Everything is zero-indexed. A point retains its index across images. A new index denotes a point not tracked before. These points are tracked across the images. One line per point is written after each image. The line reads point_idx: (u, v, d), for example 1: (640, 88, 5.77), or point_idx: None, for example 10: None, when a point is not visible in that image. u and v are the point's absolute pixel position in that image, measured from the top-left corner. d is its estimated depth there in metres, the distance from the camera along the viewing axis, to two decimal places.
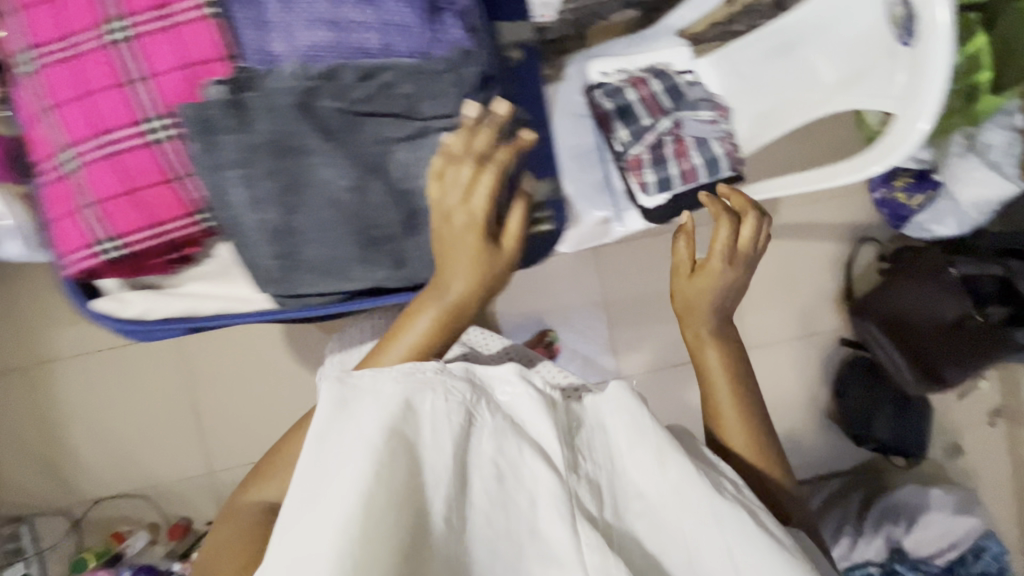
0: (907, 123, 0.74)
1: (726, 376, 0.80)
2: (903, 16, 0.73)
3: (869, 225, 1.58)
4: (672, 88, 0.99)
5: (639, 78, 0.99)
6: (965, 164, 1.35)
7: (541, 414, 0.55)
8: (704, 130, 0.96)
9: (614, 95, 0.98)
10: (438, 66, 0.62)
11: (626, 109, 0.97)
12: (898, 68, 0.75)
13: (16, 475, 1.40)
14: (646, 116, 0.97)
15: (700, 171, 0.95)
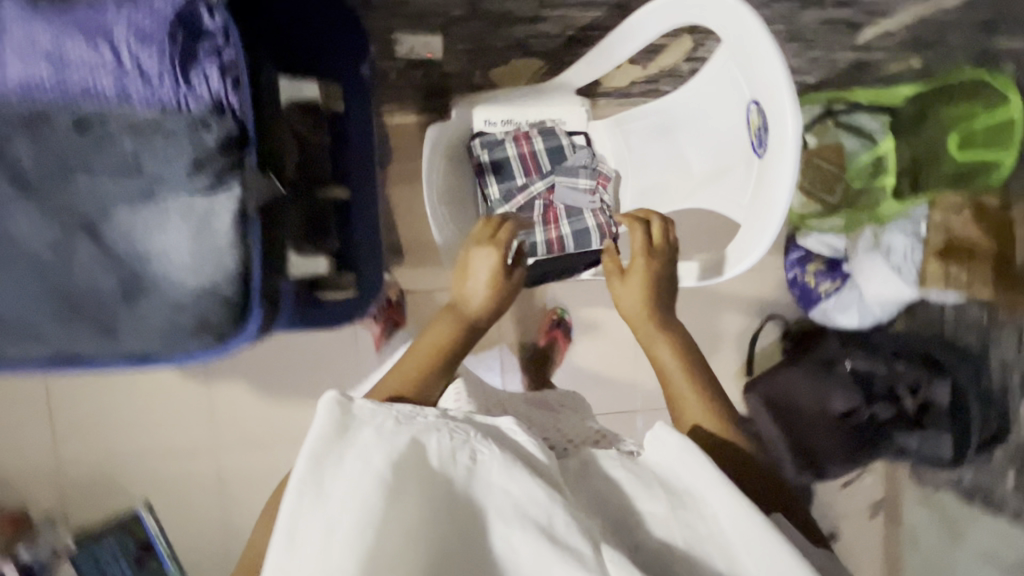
0: (750, 239, 0.72)
1: (675, 356, 0.74)
2: (757, 125, 0.70)
3: (778, 302, 1.56)
4: (555, 148, 0.95)
5: (524, 134, 0.95)
6: (869, 260, 1.32)
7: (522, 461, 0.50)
8: (578, 199, 0.93)
9: (495, 149, 0.95)
10: (168, 111, 0.58)
11: (505, 166, 0.94)
12: (752, 176, 0.73)
13: None
14: (521, 176, 0.94)
15: (569, 242, 0.92)
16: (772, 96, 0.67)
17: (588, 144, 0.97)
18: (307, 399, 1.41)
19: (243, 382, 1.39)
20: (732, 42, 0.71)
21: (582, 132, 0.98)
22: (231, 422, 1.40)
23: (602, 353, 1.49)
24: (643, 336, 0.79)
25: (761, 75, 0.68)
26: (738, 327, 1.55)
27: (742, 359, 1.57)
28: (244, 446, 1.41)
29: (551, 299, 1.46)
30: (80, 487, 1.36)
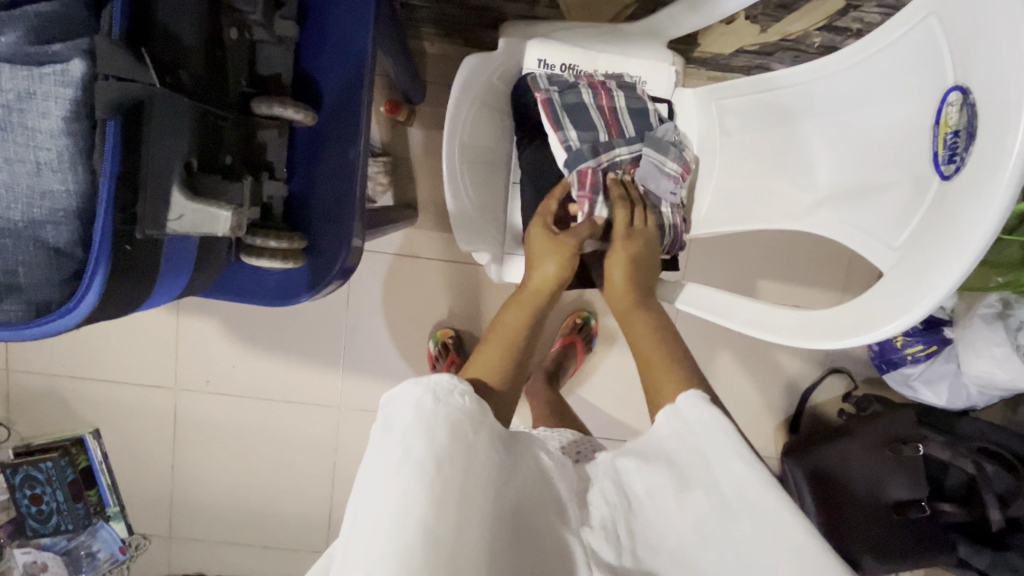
0: (892, 304, 0.48)
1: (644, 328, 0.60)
2: (948, 129, 0.46)
3: (846, 354, 1.31)
4: (639, 111, 0.71)
5: (603, 84, 0.70)
6: (987, 332, 1.04)
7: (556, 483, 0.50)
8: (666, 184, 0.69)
9: (568, 93, 0.69)
10: None
11: (581, 116, 0.68)
12: (918, 205, 0.49)
13: None
14: (603, 132, 0.69)
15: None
16: (992, 82, 0.41)
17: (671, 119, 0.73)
18: (282, 354, 1.25)
19: (216, 322, 1.23)
20: None
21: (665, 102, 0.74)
22: (196, 362, 1.25)
23: (622, 369, 1.28)
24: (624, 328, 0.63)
25: (983, 48, 0.42)
26: (790, 372, 1.31)
27: (786, 411, 1.33)
28: (206, 391, 1.26)
29: (578, 298, 1.24)
30: (28, 397, 1.26)
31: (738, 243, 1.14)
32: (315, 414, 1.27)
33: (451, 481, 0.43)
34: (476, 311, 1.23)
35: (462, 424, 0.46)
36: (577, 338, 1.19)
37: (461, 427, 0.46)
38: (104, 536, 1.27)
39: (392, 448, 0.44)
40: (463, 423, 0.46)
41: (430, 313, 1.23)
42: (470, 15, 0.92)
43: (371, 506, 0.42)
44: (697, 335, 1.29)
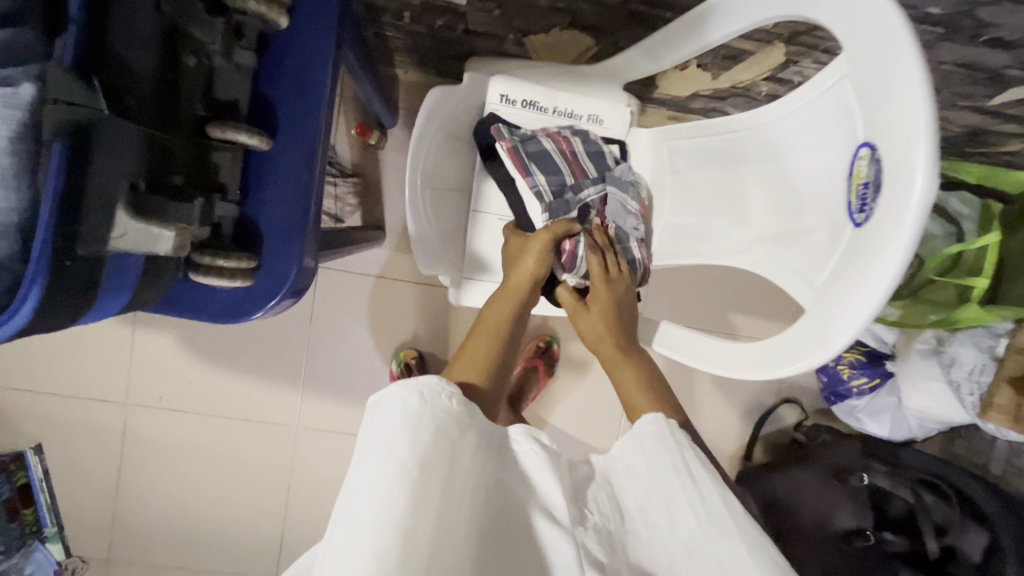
0: (811, 337, 0.52)
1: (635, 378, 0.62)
2: (860, 181, 0.50)
3: (797, 385, 1.36)
4: (596, 153, 0.75)
5: (556, 131, 0.75)
6: (924, 364, 1.11)
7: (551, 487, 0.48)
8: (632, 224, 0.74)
9: (528, 140, 0.73)
10: None
11: (547, 159, 0.72)
12: (835, 247, 0.53)
13: None
14: (570, 175, 0.72)
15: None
16: (896, 146, 0.45)
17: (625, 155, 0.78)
18: (241, 371, 1.23)
19: (174, 336, 1.21)
20: (852, 59, 0.50)
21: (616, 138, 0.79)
22: (150, 377, 1.22)
23: (582, 393, 1.30)
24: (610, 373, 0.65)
25: (887, 109, 0.46)
26: (745, 401, 1.35)
27: (741, 440, 1.36)
28: (159, 407, 1.23)
29: (542, 322, 1.27)
30: None
31: (693, 276, 1.20)
32: (274, 433, 1.25)
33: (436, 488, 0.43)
34: (440, 333, 1.24)
35: (449, 427, 0.47)
36: (538, 362, 1.21)
37: (446, 427, 0.47)
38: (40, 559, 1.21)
39: (381, 451, 0.44)
40: (451, 427, 0.47)
41: (394, 334, 1.24)
42: (441, 47, 0.96)
43: (351, 514, 0.41)
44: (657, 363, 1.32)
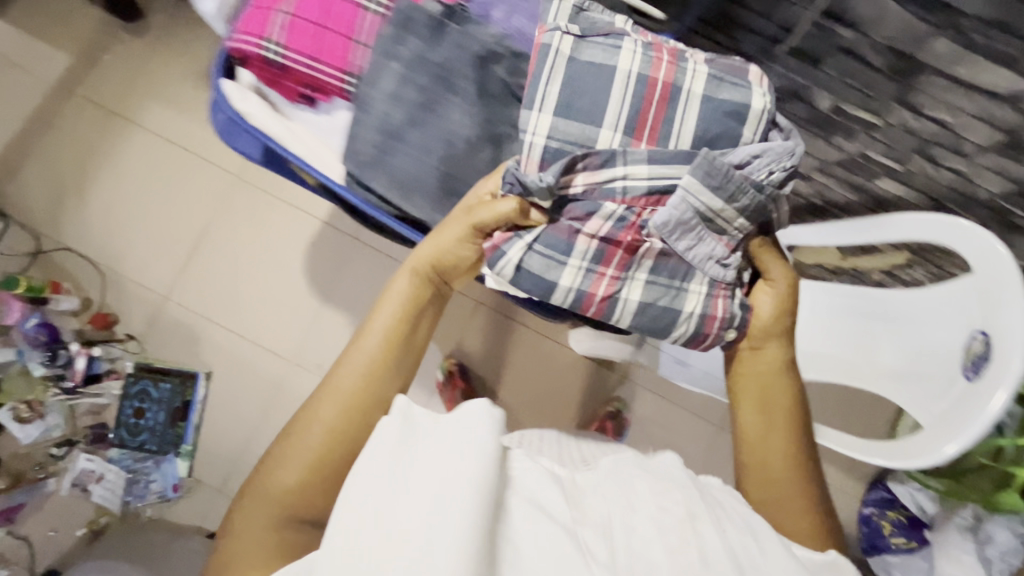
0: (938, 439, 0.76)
1: (785, 442, 0.76)
2: (975, 352, 0.76)
3: None
4: (713, 108, 0.72)
5: (670, 57, 0.74)
6: (960, 540, 1.28)
7: (549, 484, 0.61)
8: (686, 233, 0.69)
9: (602, 59, 0.73)
10: None
11: (602, 98, 0.72)
12: (950, 389, 0.78)
13: (30, 193, 1.44)
14: (612, 123, 0.72)
15: (626, 307, 0.71)
16: (1006, 336, 0.71)
17: (791, 140, 0.70)
18: None
19: (349, 321, 1.46)
20: (977, 276, 0.77)
21: (788, 128, 0.73)
22: (315, 348, 1.46)
23: None
24: (751, 459, 0.76)
25: (1000, 313, 0.73)
26: None
27: None
28: (312, 373, 1.46)
29: (637, 401, 1.50)
30: (169, 325, 1.45)
31: None
32: None
33: (442, 472, 0.55)
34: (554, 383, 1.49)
35: (464, 436, 0.58)
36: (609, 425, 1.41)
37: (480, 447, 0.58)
38: (165, 469, 1.40)
39: (410, 454, 0.58)
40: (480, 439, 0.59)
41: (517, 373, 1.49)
42: None
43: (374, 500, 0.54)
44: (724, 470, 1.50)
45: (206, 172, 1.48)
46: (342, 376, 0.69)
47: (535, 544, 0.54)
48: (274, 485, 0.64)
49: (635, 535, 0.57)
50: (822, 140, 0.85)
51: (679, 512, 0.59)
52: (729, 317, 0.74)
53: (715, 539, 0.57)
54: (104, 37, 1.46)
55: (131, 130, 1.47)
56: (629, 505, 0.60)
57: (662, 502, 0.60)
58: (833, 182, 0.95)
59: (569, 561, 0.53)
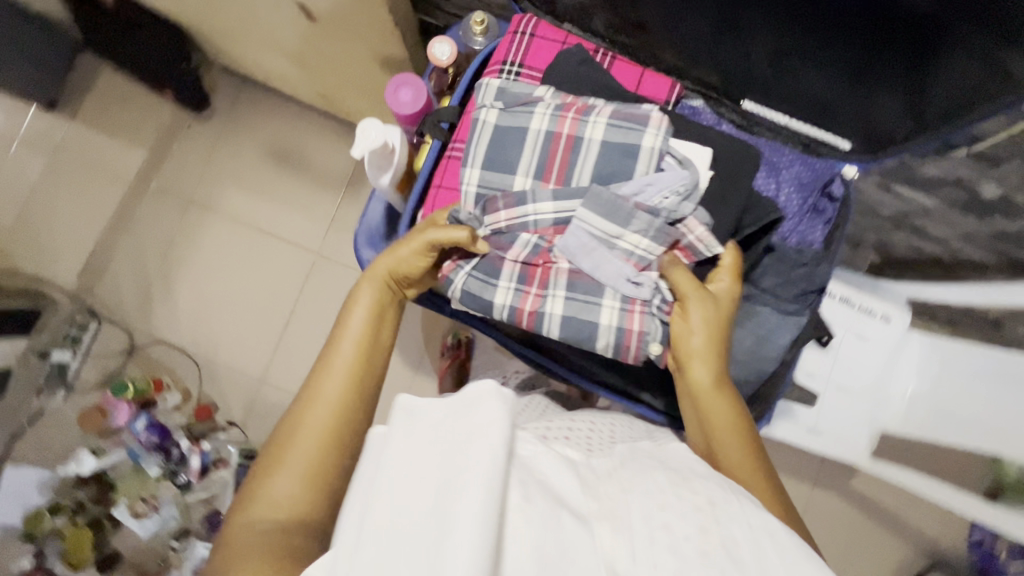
0: None
1: (742, 447, 0.60)
2: None
3: (951, 555, 1.48)
4: (621, 150, 0.62)
5: (576, 112, 0.64)
6: None
7: (561, 468, 0.41)
8: (586, 255, 0.61)
9: (521, 113, 0.66)
10: (801, 254, 0.70)
11: (513, 154, 0.65)
12: None
13: (119, 288, 1.45)
14: (525, 172, 0.65)
15: (553, 324, 0.63)
16: None
17: (684, 170, 0.61)
18: None
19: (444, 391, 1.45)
20: None
21: (681, 156, 0.62)
22: None
23: None
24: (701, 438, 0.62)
25: None
26: (899, 559, 1.48)
27: None
28: None
29: None
30: (266, 410, 1.45)
31: None
32: None
33: (451, 464, 0.34)
34: None
35: (424, 414, 0.39)
36: None
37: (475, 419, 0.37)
38: None
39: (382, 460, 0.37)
40: (475, 413, 0.37)
41: None
42: None
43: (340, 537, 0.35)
44: (824, 505, 1.49)
45: (286, 254, 1.47)
46: (320, 385, 0.60)
47: (506, 518, 0.34)
48: (269, 502, 0.53)
49: (660, 528, 0.37)
50: (975, 218, 0.81)
51: (702, 506, 0.39)
52: (651, 334, 0.62)
53: (746, 540, 0.37)
54: (178, 128, 1.47)
55: (209, 217, 1.47)
56: (643, 497, 0.40)
57: (676, 498, 0.40)
58: (974, 247, 0.90)
59: (555, 528, 0.34)
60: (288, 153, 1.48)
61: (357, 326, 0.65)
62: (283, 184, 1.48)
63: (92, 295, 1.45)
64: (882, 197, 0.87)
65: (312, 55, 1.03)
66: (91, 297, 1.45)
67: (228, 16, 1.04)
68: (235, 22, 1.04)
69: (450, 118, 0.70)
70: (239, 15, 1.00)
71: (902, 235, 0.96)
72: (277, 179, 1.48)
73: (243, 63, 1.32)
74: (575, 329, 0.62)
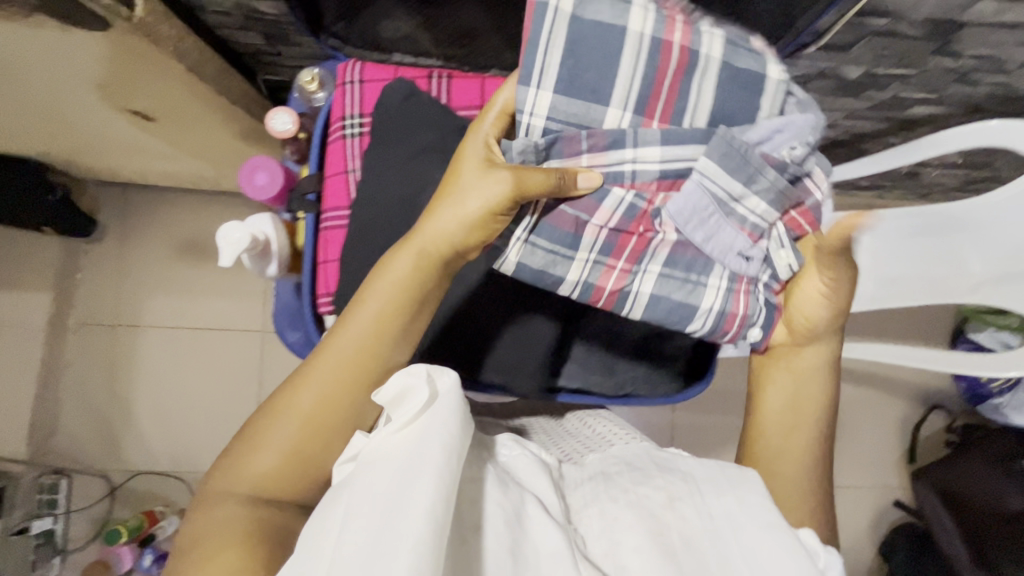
0: None
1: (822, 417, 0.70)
2: None
3: (942, 393, 1.56)
4: (737, 79, 0.59)
5: (685, 20, 0.58)
6: None
7: (539, 474, 0.52)
8: (700, 223, 0.64)
9: (611, 18, 0.58)
10: None
11: (608, 72, 0.58)
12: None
13: (76, 435, 1.39)
14: (618, 105, 0.60)
15: (637, 299, 0.68)
16: None
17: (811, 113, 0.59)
18: None
19: None
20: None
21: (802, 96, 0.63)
22: None
23: None
24: (788, 393, 0.71)
25: None
26: (898, 414, 1.57)
27: (904, 447, 1.57)
28: None
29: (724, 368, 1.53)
30: None
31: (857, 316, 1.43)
32: None
33: (434, 434, 0.43)
34: None
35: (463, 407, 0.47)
36: None
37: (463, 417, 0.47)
38: None
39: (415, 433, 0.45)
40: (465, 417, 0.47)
41: None
42: None
43: (381, 484, 0.42)
44: None
45: (230, 342, 1.43)
46: (321, 358, 0.56)
47: (491, 518, 0.44)
48: (257, 466, 0.53)
49: (616, 525, 0.45)
50: (853, 98, 0.83)
51: (658, 496, 0.47)
52: (754, 315, 0.70)
53: (694, 517, 0.45)
54: (75, 257, 1.40)
55: (141, 334, 1.41)
56: (607, 500, 0.49)
57: (634, 493, 0.48)
58: (863, 121, 0.92)
59: (529, 528, 0.44)
60: (194, 244, 1.41)
61: (379, 294, 0.57)
62: (202, 275, 1.42)
63: (51, 452, 1.38)
64: None
65: (170, 150, 0.98)
66: (51, 454, 1.38)
67: (65, 138, 0.98)
68: (77, 141, 0.98)
69: (312, 186, 0.72)
70: (76, 133, 0.93)
71: None
72: (195, 273, 1.42)
73: (110, 172, 1.25)
74: (664, 300, 0.68)
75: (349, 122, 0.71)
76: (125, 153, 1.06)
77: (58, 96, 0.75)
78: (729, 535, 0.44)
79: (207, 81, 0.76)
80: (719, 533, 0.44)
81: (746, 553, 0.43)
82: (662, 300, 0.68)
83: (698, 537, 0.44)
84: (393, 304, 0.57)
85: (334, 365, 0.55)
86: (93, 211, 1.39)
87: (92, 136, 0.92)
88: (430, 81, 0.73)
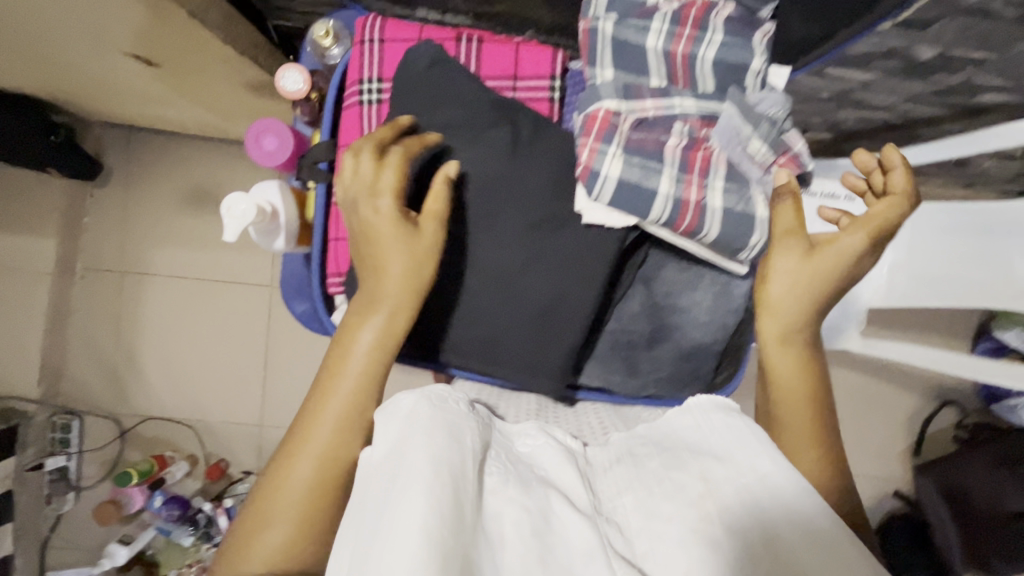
0: None
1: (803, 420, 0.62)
2: None
3: (956, 388, 1.53)
4: (729, 67, 0.66)
5: (693, 28, 0.65)
6: None
7: (565, 465, 0.49)
8: (738, 148, 0.65)
9: (636, 36, 0.66)
10: None
11: (641, 64, 0.66)
12: None
13: (84, 378, 1.40)
14: (660, 78, 0.67)
15: (713, 213, 0.63)
16: None
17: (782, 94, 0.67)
18: None
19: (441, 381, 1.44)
20: None
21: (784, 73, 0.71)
22: None
23: None
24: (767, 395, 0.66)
25: None
26: (908, 406, 1.54)
27: (910, 440, 1.55)
28: None
29: None
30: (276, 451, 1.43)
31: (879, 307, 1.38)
32: None
33: (419, 450, 0.42)
34: None
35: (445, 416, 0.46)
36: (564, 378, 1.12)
37: (455, 425, 0.46)
38: None
39: (393, 435, 0.45)
40: (457, 421, 0.47)
41: None
42: None
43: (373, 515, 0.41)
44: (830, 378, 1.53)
45: (237, 295, 1.41)
46: (317, 423, 0.55)
47: (517, 515, 0.42)
48: (262, 551, 0.51)
49: (653, 516, 0.44)
50: (916, 79, 0.75)
51: (691, 484, 0.45)
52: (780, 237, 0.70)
53: (727, 486, 0.44)
54: (81, 201, 1.37)
55: (147, 282, 1.39)
56: (638, 492, 0.47)
57: (667, 480, 0.47)
58: (923, 105, 0.84)
59: (557, 525, 0.42)
60: (201, 193, 1.37)
61: (340, 366, 0.58)
62: (208, 226, 1.39)
63: (61, 394, 1.40)
64: (817, 83, 0.79)
65: (174, 99, 0.92)
66: (62, 396, 1.40)
67: (62, 79, 0.93)
68: (74, 82, 0.93)
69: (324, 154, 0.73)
70: (74, 76, 0.88)
71: (848, 112, 0.91)
72: (202, 223, 1.39)
73: (112, 114, 1.20)
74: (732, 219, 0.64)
75: (368, 85, 0.73)
76: (124, 97, 1.00)
77: (50, 39, 0.70)
78: (769, 496, 0.42)
79: (206, 30, 0.70)
80: (757, 500, 0.43)
81: (788, 509, 0.41)
82: (733, 223, 0.64)
83: (736, 511, 0.42)
84: (369, 368, 0.58)
85: (312, 433, 0.55)
86: (97, 154, 1.35)
87: (91, 80, 0.87)
88: (459, 43, 0.74)
